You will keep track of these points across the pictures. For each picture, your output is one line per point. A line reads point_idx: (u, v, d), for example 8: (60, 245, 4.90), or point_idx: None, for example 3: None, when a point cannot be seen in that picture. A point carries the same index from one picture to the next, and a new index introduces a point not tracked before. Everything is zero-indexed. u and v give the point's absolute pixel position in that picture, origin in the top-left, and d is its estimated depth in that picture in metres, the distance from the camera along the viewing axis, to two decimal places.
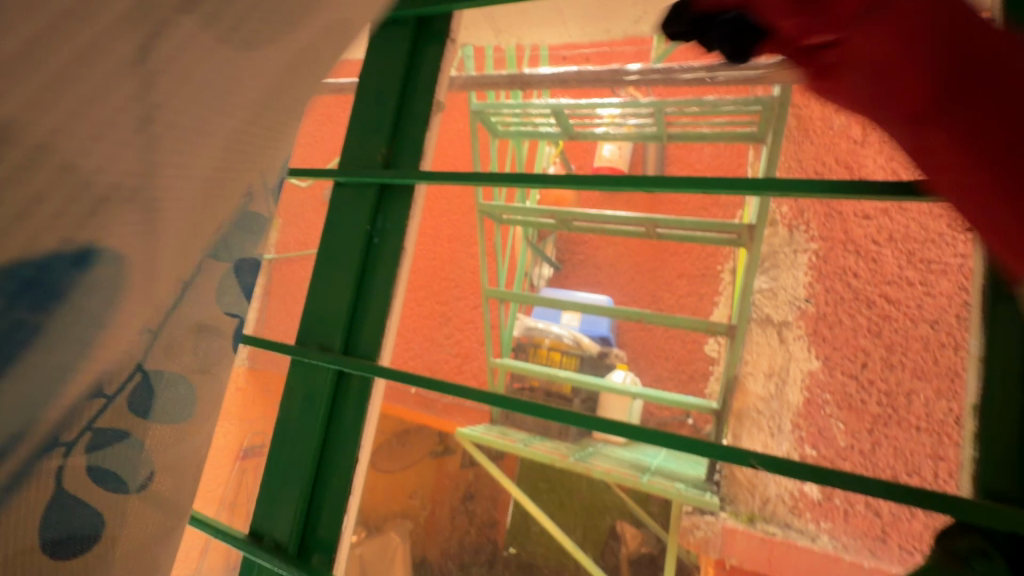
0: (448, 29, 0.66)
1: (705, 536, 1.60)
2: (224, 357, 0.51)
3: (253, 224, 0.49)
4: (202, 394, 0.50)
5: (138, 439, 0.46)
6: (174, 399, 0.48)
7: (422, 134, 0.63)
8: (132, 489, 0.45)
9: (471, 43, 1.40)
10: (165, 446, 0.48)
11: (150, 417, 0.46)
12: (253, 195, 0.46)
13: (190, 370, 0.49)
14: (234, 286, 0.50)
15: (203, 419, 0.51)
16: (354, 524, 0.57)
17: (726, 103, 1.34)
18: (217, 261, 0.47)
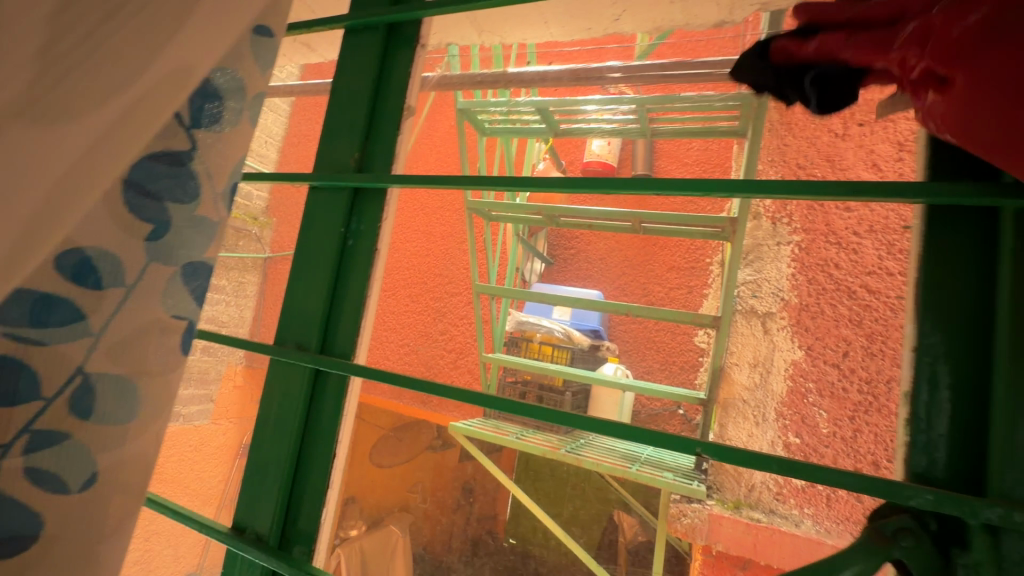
0: (417, 35, 0.68)
1: (693, 523, 1.66)
2: (169, 358, 0.53)
3: (195, 231, 0.54)
4: (149, 393, 0.52)
5: (80, 441, 0.48)
6: (119, 400, 0.50)
7: (393, 138, 0.66)
8: (74, 489, 0.47)
9: (455, 43, 1.42)
10: (105, 446, 0.49)
11: (92, 417, 0.48)
12: (176, 216, 0.53)
13: (136, 371, 0.51)
14: (183, 291, 0.54)
15: (155, 414, 0.52)
16: (333, 514, 0.61)
17: (705, 100, 1.37)
18: (160, 268, 0.52)
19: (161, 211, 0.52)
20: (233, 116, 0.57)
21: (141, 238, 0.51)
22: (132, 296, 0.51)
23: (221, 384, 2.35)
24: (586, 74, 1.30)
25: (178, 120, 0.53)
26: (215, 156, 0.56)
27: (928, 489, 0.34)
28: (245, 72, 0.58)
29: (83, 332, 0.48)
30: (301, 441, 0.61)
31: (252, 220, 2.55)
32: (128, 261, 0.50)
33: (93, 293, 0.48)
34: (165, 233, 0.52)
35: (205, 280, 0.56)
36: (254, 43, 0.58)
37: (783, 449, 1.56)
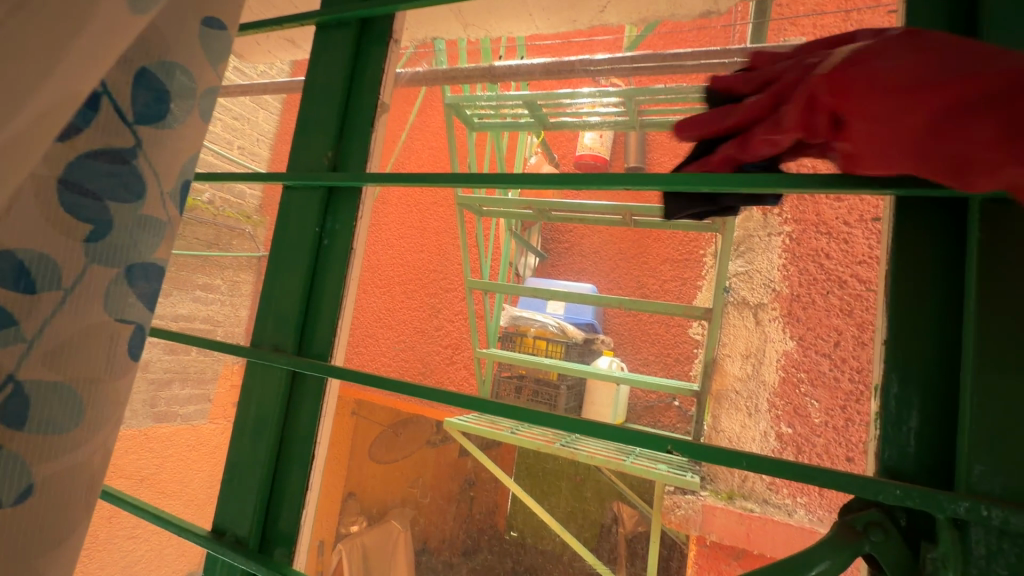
0: (390, 30, 0.67)
1: (687, 514, 1.66)
2: (122, 359, 0.40)
3: (147, 233, 0.41)
4: (98, 403, 0.38)
5: (17, 452, 0.35)
6: (62, 409, 0.37)
7: (368, 134, 0.65)
8: (7, 502, 0.34)
9: (440, 37, 1.40)
10: (50, 455, 0.36)
11: (29, 427, 0.36)
12: (120, 216, 0.39)
13: (77, 379, 0.37)
14: (130, 296, 0.40)
15: (105, 419, 0.39)
16: (313, 517, 0.60)
17: (693, 91, 1.36)
18: (103, 270, 0.38)
19: (100, 208, 0.38)
20: (183, 112, 0.42)
21: (77, 239, 0.37)
22: (72, 299, 0.37)
23: (217, 383, 2.35)
24: (574, 66, 1.27)
25: (115, 112, 0.39)
26: (169, 150, 0.42)
27: (897, 483, 0.34)
28: (195, 67, 0.43)
29: (9, 339, 0.35)
30: (279, 444, 0.61)
31: (243, 218, 2.53)
32: (59, 259, 0.37)
33: (25, 299, 0.36)
34: (109, 232, 0.38)
35: (156, 282, 0.43)
36: (200, 37, 0.43)
37: (776, 439, 1.57)
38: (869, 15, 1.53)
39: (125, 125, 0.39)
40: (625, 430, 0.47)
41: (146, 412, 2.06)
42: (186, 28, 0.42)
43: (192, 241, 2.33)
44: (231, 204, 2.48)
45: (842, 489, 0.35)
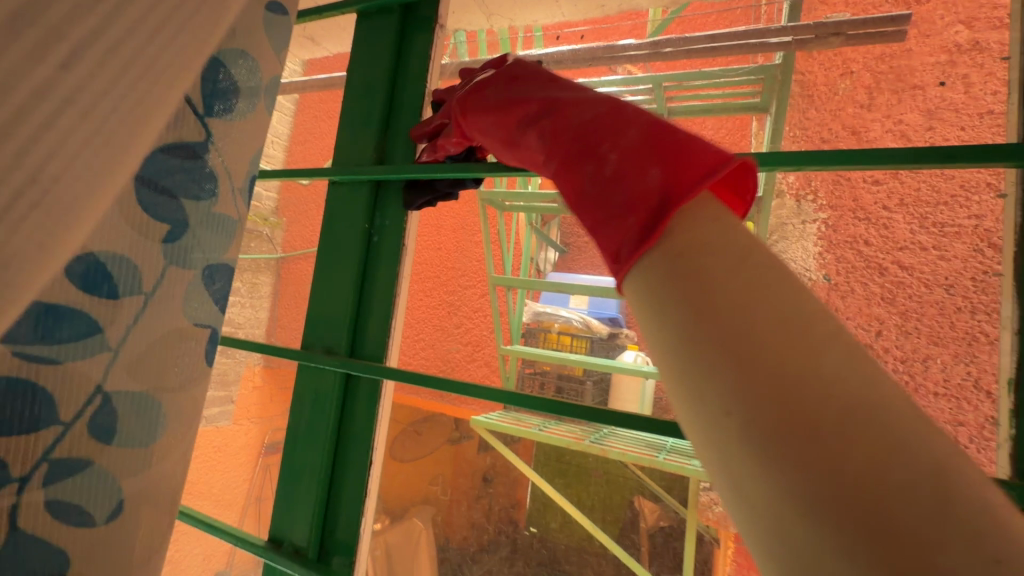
0: (434, 15, 0.63)
1: (724, 511, 1.62)
2: (194, 369, 0.51)
3: (216, 230, 0.53)
4: (171, 409, 0.49)
5: (104, 465, 0.45)
6: (143, 421, 0.47)
7: (416, 124, 0.62)
8: (100, 520, 0.45)
9: (462, 28, 1.37)
10: (131, 471, 0.47)
11: (114, 440, 0.46)
12: (193, 215, 0.50)
13: (157, 387, 0.48)
14: (203, 295, 0.52)
15: (179, 438, 0.50)
16: (371, 527, 0.58)
17: (725, 75, 1.30)
18: (179, 271, 0.50)
19: (177, 209, 0.49)
20: (245, 108, 0.55)
21: (157, 240, 0.48)
22: (150, 304, 0.48)
23: (241, 385, 2.36)
24: (604, 53, 1.27)
25: (190, 108, 0.50)
26: (229, 149, 0.53)
27: None
28: (258, 53, 0.55)
29: (100, 347, 0.45)
30: (335, 449, 0.59)
31: (261, 221, 2.54)
32: (146, 268, 0.47)
33: (109, 303, 0.45)
34: (180, 233, 0.49)
35: (223, 284, 0.54)
36: (266, 19, 0.56)
37: None
38: None
39: (199, 118, 0.50)
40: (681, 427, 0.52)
41: None
42: (257, 20, 0.55)
43: None
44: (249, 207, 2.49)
45: None
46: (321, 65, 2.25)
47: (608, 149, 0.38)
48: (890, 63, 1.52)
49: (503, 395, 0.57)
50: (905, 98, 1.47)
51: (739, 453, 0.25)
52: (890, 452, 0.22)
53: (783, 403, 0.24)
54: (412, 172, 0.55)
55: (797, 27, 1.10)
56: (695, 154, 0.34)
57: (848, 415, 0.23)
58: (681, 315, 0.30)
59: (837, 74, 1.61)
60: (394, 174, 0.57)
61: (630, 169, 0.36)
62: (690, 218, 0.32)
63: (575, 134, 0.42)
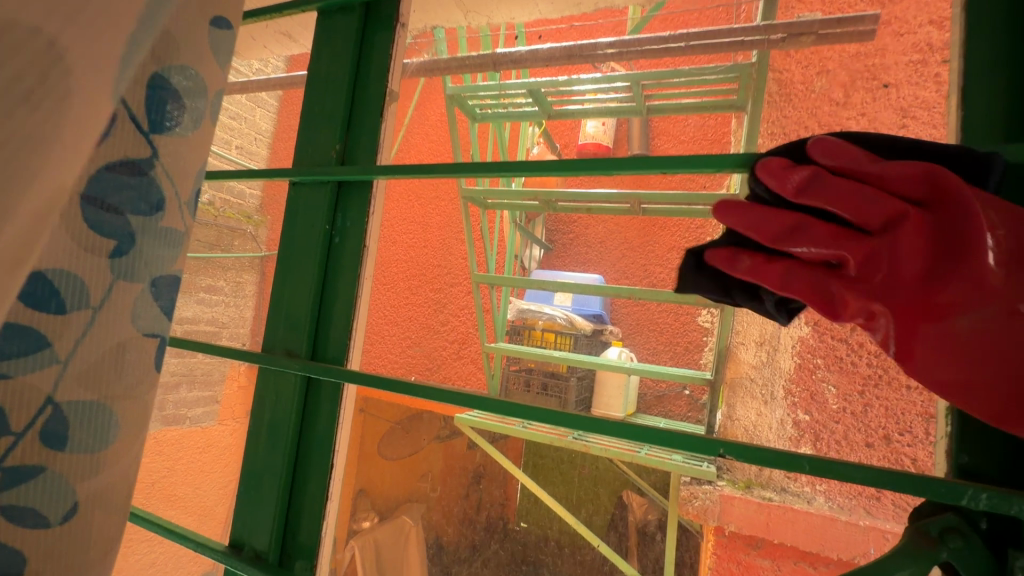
0: (396, 14, 0.63)
1: (704, 505, 1.62)
2: (146, 376, 0.45)
3: (166, 243, 0.45)
4: (126, 415, 0.43)
5: (60, 471, 0.40)
6: (97, 427, 0.41)
7: (377, 125, 0.62)
8: (55, 521, 0.40)
9: (439, 24, 1.35)
10: (87, 475, 0.41)
11: (68, 448, 0.40)
12: (140, 226, 0.43)
13: (110, 396, 0.42)
14: (151, 306, 0.45)
15: (130, 444, 0.44)
16: (334, 531, 0.58)
17: (701, 72, 1.31)
18: (128, 285, 0.43)
19: (123, 223, 0.42)
20: (196, 114, 0.47)
21: (103, 255, 0.41)
22: (100, 317, 0.41)
23: (224, 385, 2.34)
24: (576, 52, 1.27)
25: (131, 122, 0.43)
26: (179, 161, 0.46)
27: (980, 488, 0.33)
28: (204, 67, 0.47)
29: (48, 360, 0.39)
30: (296, 452, 0.59)
31: (244, 219, 2.50)
32: (91, 281, 0.41)
33: (58, 318, 0.39)
34: (131, 247, 0.43)
35: (171, 294, 0.47)
36: (209, 35, 0.47)
37: (793, 427, 1.54)
38: None
39: (142, 136, 0.43)
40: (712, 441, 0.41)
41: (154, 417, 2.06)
42: (197, 31, 0.46)
43: (195, 242, 2.31)
44: (231, 205, 2.43)
45: (921, 495, 0.34)
46: (301, 61, 2.23)
47: None
48: (865, 61, 1.53)
49: (464, 396, 0.56)
50: (879, 95, 1.49)
51: None
52: None
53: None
54: (380, 174, 0.54)
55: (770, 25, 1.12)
56: None
57: None
58: None
59: (814, 72, 1.63)
60: (363, 175, 0.55)
61: None
62: None
63: None
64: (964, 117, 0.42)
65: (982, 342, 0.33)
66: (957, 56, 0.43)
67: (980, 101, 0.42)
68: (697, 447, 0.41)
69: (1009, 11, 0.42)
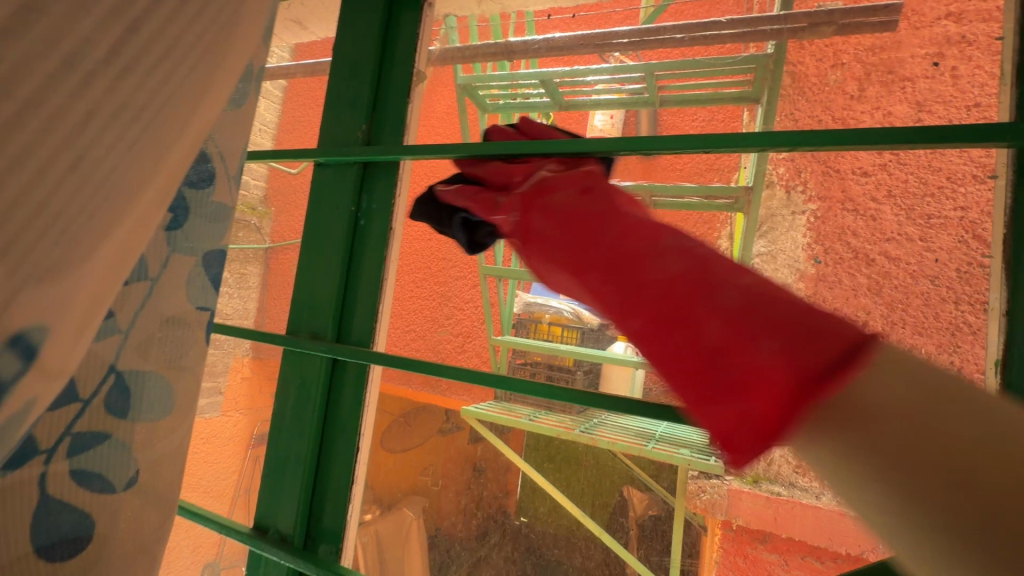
0: None
1: (712, 499, 1.64)
2: (195, 350, 0.54)
3: (212, 219, 0.54)
4: (178, 388, 0.53)
5: (119, 439, 0.50)
6: (151, 398, 0.52)
7: (404, 108, 0.61)
8: (118, 487, 0.50)
9: (452, 12, 1.35)
10: (145, 444, 0.51)
11: (127, 417, 0.50)
12: (193, 201, 0.52)
13: (162, 367, 0.52)
14: (201, 279, 0.53)
15: (182, 418, 0.54)
16: (358, 514, 0.58)
17: (715, 63, 1.29)
18: (181, 258, 0.52)
19: (179, 198, 0.51)
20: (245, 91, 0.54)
21: (161, 227, 0.50)
22: (157, 286, 0.51)
23: (229, 376, 2.34)
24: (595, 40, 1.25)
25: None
26: (228, 138, 0.54)
27: None
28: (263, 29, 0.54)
29: (111, 330, 0.49)
30: (321, 436, 0.58)
31: (249, 210, 2.52)
32: (151, 254, 0.50)
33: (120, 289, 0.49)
34: (184, 219, 0.52)
35: (219, 268, 0.55)
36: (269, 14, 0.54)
37: None
38: None
39: None
40: None
41: None
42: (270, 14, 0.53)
43: None
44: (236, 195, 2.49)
45: None
46: (309, 51, 2.22)
47: (739, 352, 0.31)
48: (880, 55, 1.52)
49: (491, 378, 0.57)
50: (894, 89, 1.48)
51: (893, 490, 0.25)
52: (955, 456, 0.24)
53: (967, 487, 0.23)
54: (416, 153, 0.53)
55: (790, 15, 1.10)
56: (736, 362, 0.31)
57: (968, 455, 0.24)
58: (895, 469, 0.25)
59: (828, 65, 1.62)
60: (396, 155, 0.54)
61: (735, 341, 0.31)
62: (855, 400, 0.27)
63: (711, 287, 0.34)
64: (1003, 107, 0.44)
65: (565, 223, 0.49)
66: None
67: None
68: None
69: None
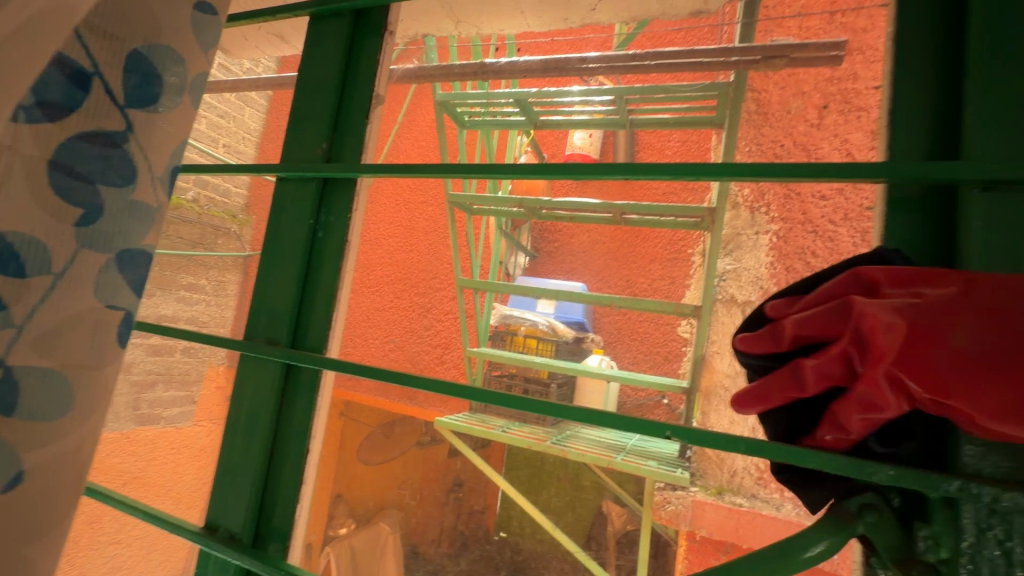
0: (385, 22, 0.66)
1: (677, 510, 1.68)
2: (108, 348, 0.41)
3: (136, 218, 0.42)
4: (83, 390, 0.39)
5: (5, 439, 0.36)
6: (48, 393, 0.38)
7: (363, 126, 0.65)
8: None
9: (430, 33, 1.39)
10: (39, 442, 0.37)
11: (17, 414, 0.36)
12: (111, 200, 0.40)
13: (67, 366, 0.39)
14: (120, 281, 0.41)
15: (88, 412, 0.40)
16: (307, 516, 0.60)
17: (682, 89, 1.34)
18: (94, 255, 0.40)
19: (92, 191, 0.39)
20: (176, 89, 0.43)
21: (68, 222, 0.38)
22: (61, 285, 0.38)
23: (202, 385, 2.31)
24: (565, 65, 1.30)
25: (106, 94, 0.40)
26: (158, 141, 0.43)
27: (890, 464, 0.34)
28: (184, 48, 0.44)
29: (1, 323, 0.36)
30: (272, 440, 0.60)
31: (229, 218, 2.52)
32: (51, 245, 0.38)
33: (14, 282, 0.36)
34: (99, 217, 0.40)
35: (143, 270, 0.44)
36: (192, 20, 0.44)
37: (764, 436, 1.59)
38: (854, 16, 1.52)
39: (116, 108, 0.40)
40: (689, 430, 0.41)
41: (129, 416, 2.03)
42: (178, 15, 0.43)
43: (177, 239, 2.30)
44: (216, 203, 2.48)
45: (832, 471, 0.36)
46: (293, 63, 2.25)
47: None
48: (837, 85, 1.60)
49: (419, 380, 0.55)
50: (851, 118, 1.56)
51: None
52: None
53: None
54: (369, 172, 0.56)
55: (744, 49, 1.17)
56: None
57: None
58: None
59: (790, 93, 1.70)
60: (351, 172, 0.57)
61: None
62: None
63: None
64: (891, 139, 0.44)
65: (951, 343, 0.31)
66: (888, 85, 0.45)
67: (912, 123, 0.43)
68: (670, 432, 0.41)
69: (942, 28, 0.44)
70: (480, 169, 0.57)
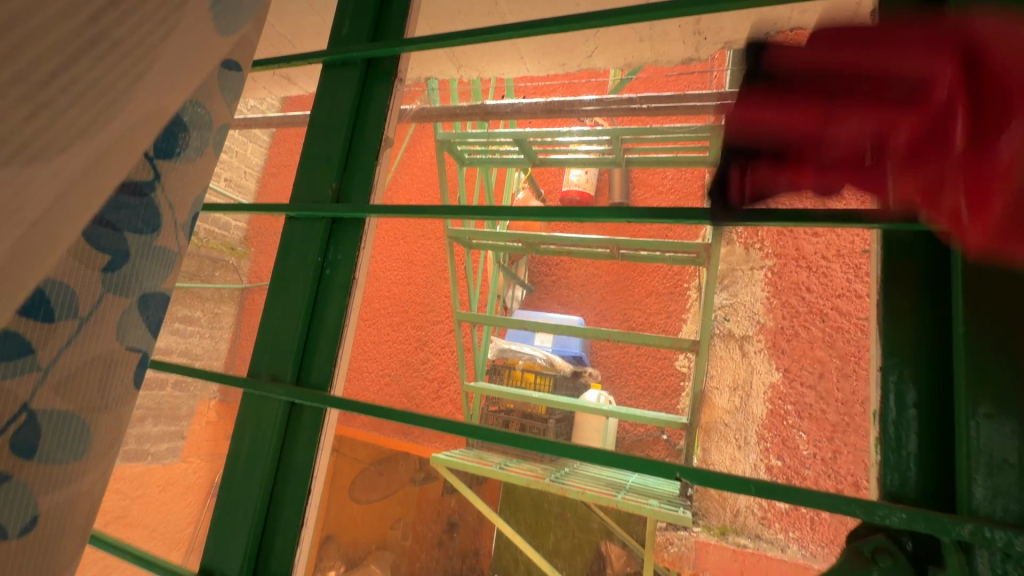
0: (395, 70, 0.70)
1: (680, 552, 1.66)
2: (124, 390, 0.41)
3: (159, 262, 0.43)
4: (101, 430, 0.39)
5: (24, 481, 0.36)
6: (70, 435, 0.38)
7: (372, 167, 0.67)
8: (12, 534, 0.35)
9: (434, 76, 1.44)
10: (55, 484, 0.37)
11: (37, 458, 0.36)
12: (136, 246, 0.41)
13: (88, 408, 0.39)
14: (139, 323, 0.42)
15: (102, 456, 0.40)
16: (305, 560, 0.58)
17: (676, 130, 1.39)
18: (116, 299, 0.40)
19: (119, 237, 0.40)
20: (198, 144, 0.45)
21: (95, 269, 0.39)
22: (87, 329, 0.38)
23: (192, 420, 2.26)
24: (561, 107, 1.34)
25: None
26: (182, 189, 0.44)
27: (902, 506, 0.34)
28: (209, 101, 0.46)
29: (28, 367, 0.36)
30: (273, 480, 0.59)
31: (228, 250, 2.53)
32: (78, 290, 0.38)
33: (44, 327, 0.37)
34: (124, 263, 0.40)
35: (159, 311, 0.44)
36: (219, 77, 0.46)
37: (766, 472, 1.57)
38: None
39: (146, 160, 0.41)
40: (698, 470, 0.40)
41: None
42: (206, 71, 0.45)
43: None
44: (216, 236, 2.49)
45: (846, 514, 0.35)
46: (298, 102, 2.32)
47: None
48: None
49: (424, 419, 0.55)
50: None
51: None
52: None
53: None
54: (376, 212, 0.58)
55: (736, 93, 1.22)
56: None
57: None
58: None
59: None
60: (359, 211, 0.58)
61: None
62: None
63: None
64: None
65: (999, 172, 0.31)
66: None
67: None
68: (679, 473, 0.41)
69: None
70: (484, 209, 0.59)
